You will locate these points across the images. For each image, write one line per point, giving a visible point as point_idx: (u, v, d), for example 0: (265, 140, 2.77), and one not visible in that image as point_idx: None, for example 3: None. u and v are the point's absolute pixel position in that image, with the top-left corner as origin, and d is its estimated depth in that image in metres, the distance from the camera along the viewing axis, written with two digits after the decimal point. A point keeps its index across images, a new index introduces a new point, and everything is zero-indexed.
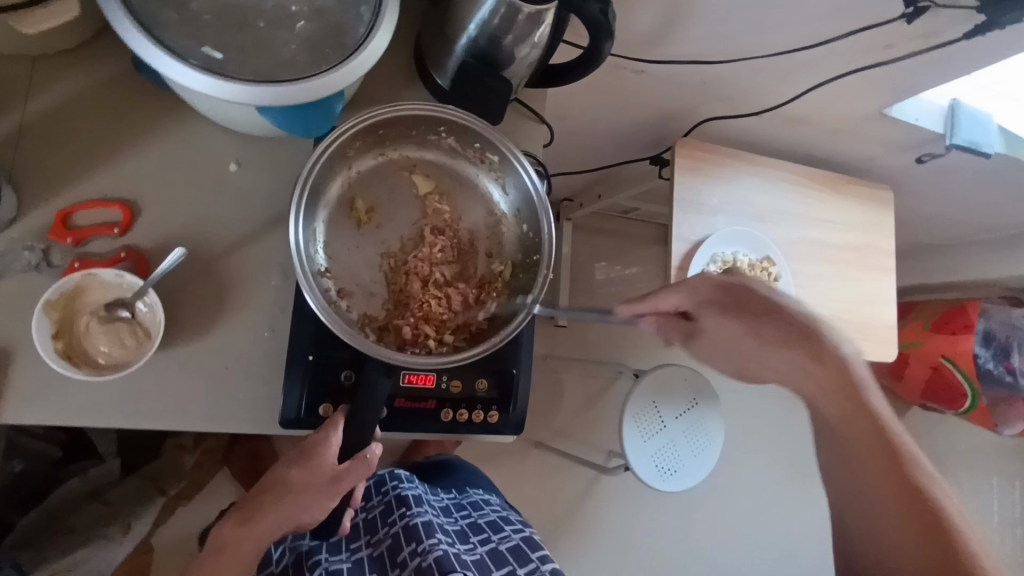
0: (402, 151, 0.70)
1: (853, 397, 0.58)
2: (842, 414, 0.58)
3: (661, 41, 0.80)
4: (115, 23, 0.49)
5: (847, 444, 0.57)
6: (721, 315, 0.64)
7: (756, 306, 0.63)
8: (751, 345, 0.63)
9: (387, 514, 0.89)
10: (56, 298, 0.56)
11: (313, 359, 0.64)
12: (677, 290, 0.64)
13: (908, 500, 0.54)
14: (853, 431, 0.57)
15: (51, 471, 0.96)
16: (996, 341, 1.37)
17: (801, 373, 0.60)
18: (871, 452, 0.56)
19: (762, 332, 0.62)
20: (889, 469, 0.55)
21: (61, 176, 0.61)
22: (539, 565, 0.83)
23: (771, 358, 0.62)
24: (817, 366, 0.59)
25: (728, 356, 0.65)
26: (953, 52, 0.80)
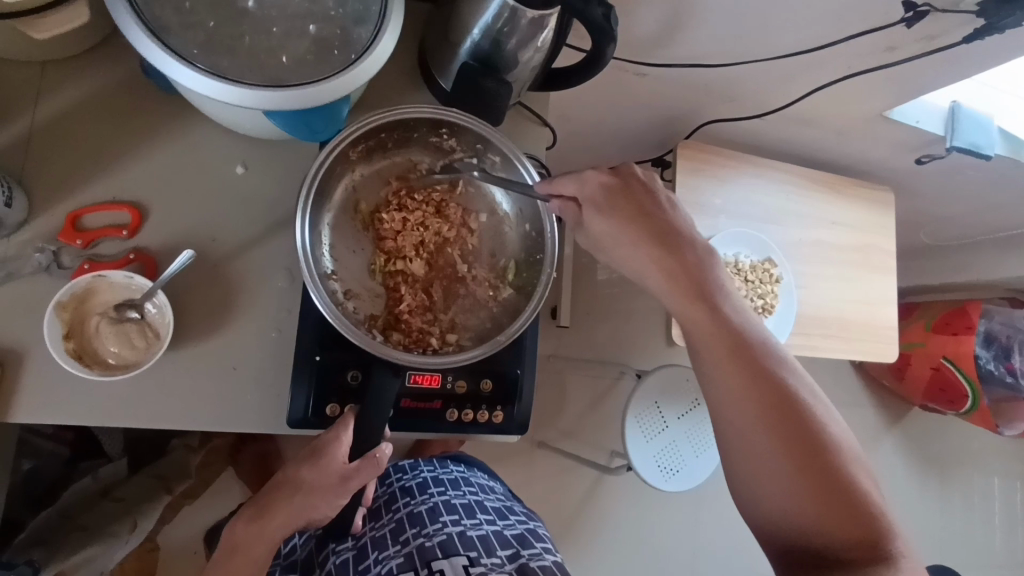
0: (405, 154, 0.71)
1: (712, 301, 0.58)
2: (706, 318, 0.58)
3: (663, 45, 0.80)
4: (125, 30, 0.49)
5: (715, 345, 0.57)
6: (604, 212, 0.60)
7: (638, 202, 0.61)
8: (628, 246, 0.60)
9: (392, 502, 0.88)
10: (67, 300, 0.57)
11: (319, 360, 0.64)
12: (566, 181, 0.61)
13: (772, 398, 0.54)
14: (717, 332, 0.57)
15: (61, 470, 0.99)
16: (997, 342, 1.39)
17: (674, 277, 0.59)
18: (732, 348, 0.57)
19: (639, 231, 0.60)
20: (751, 368, 0.56)
21: (72, 180, 0.62)
22: (544, 552, 0.78)
23: (642, 263, 0.60)
24: (681, 273, 0.59)
25: (611, 255, 0.62)
26: (953, 55, 0.81)
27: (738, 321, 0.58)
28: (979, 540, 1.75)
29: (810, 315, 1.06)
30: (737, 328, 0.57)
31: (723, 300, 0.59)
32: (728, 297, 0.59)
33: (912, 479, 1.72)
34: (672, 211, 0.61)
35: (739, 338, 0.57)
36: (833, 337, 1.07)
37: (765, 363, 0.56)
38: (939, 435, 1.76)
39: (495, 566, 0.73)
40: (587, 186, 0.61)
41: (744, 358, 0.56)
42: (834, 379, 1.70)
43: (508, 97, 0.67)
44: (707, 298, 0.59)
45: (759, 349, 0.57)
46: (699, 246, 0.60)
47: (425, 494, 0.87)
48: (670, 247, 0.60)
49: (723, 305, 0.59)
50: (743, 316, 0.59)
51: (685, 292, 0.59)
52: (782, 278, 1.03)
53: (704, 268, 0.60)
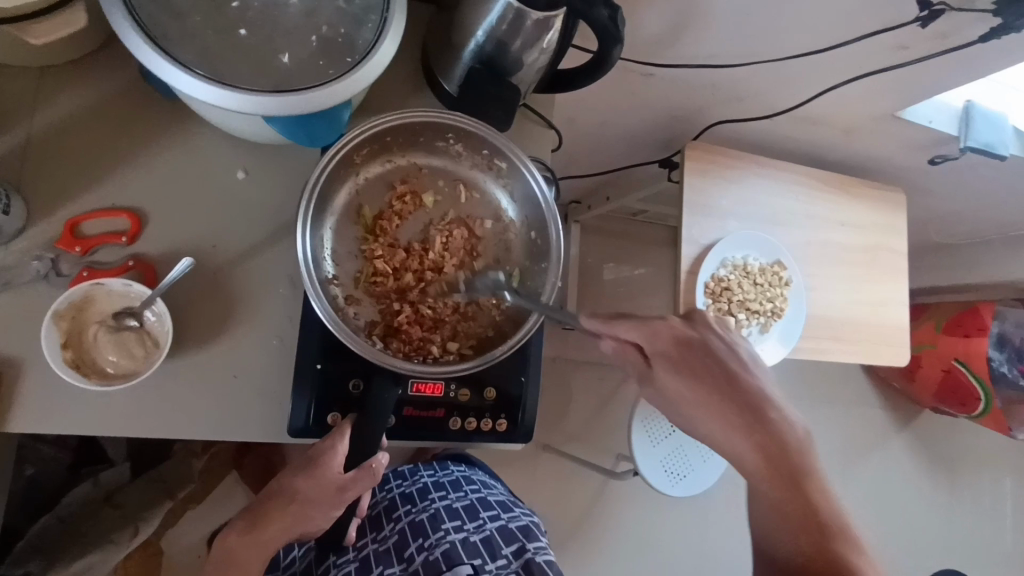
0: (409, 158, 0.70)
1: (799, 480, 0.51)
2: (789, 493, 0.51)
3: (671, 45, 0.79)
4: (123, 36, 0.48)
5: (797, 528, 0.50)
6: (676, 368, 0.56)
7: (714, 367, 0.56)
8: (704, 407, 0.55)
9: (392, 510, 0.86)
10: (65, 308, 0.56)
11: (321, 368, 0.64)
12: (629, 328, 0.57)
13: None
14: (802, 516, 0.50)
15: (62, 476, 0.98)
16: (1010, 344, 1.36)
17: (761, 448, 0.52)
18: (816, 534, 0.49)
19: (720, 397, 0.55)
20: (839, 563, 0.47)
21: (69, 187, 0.61)
22: (547, 546, 0.81)
23: (716, 424, 0.54)
24: (771, 442, 0.52)
25: (685, 417, 0.56)
26: (968, 54, 0.79)
27: (832, 517, 0.50)
28: (991, 544, 1.73)
29: (820, 319, 1.04)
30: (831, 522, 0.49)
31: (820, 486, 0.51)
32: (826, 483, 0.51)
33: (922, 482, 1.70)
34: (756, 377, 0.56)
35: (831, 529, 0.49)
36: (845, 341, 1.05)
37: (857, 559, 0.47)
38: (949, 437, 1.74)
39: (502, 570, 0.78)
40: (658, 339, 0.57)
41: (833, 552, 0.48)
42: (842, 381, 1.68)
43: (513, 102, 0.66)
44: (800, 481, 0.51)
45: (849, 539, 0.48)
46: (792, 421, 0.54)
47: (426, 501, 0.86)
48: (756, 417, 0.53)
49: (819, 495, 0.50)
50: (838, 503, 0.51)
51: (773, 472, 0.51)
52: (792, 280, 1.01)
53: (795, 445, 0.52)
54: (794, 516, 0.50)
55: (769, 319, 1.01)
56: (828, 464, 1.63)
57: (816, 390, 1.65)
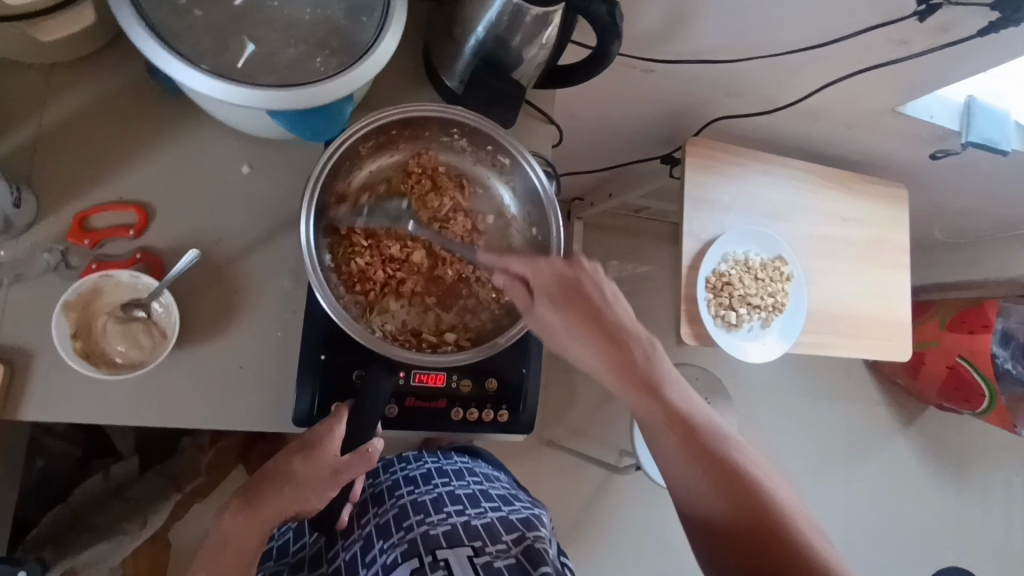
0: (418, 151, 0.71)
1: (660, 392, 0.57)
2: (656, 409, 0.56)
3: (671, 40, 0.79)
4: (131, 32, 0.49)
5: (666, 432, 0.56)
6: (553, 301, 0.59)
7: (584, 297, 0.59)
8: (574, 337, 0.58)
9: (395, 489, 0.88)
10: (74, 300, 0.58)
11: (325, 358, 0.65)
12: (518, 262, 0.61)
13: (729, 479, 0.53)
14: (675, 431, 0.55)
15: (74, 467, 1.01)
16: (1015, 341, 1.34)
17: (619, 367, 0.57)
18: (688, 440, 0.55)
19: (588, 325, 0.58)
20: (715, 462, 0.54)
21: (79, 181, 0.63)
22: (548, 540, 0.78)
23: (590, 359, 0.58)
24: (627, 364, 0.57)
25: (560, 350, 0.59)
26: (968, 47, 0.79)
27: (686, 406, 0.57)
28: (998, 542, 1.72)
29: (822, 312, 1.04)
30: (686, 413, 0.56)
31: (672, 388, 0.57)
32: (676, 384, 0.57)
33: (928, 478, 1.70)
34: (614, 305, 0.59)
35: (699, 431, 0.56)
36: (845, 334, 1.05)
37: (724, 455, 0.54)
38: (955, 434, 1.74)
39: (501, 553, 0.72)
40: (541, 273, 0.61)
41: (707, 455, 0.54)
42: (847, 377, 1.68)
43: (517, 98, 0.67)
44: (657, 390, 0.57)
45: (712, 434, 0.56)
46: (640, 335, 0.59)
47: (429, 484, 0.88)
48: (618, 342, 0.58)
49: (671, 395, 0.57)
50: (695, 404, 0.57)
51: (637, 388, 0.57)
52: (794, 275, 1.02)
53: (647, 358, 0.58)
54: (655, 419, 0.56)
55: (770, 314, 1.02)
56: (834, 460, 1.63)
57: (821, 386, 1.65)
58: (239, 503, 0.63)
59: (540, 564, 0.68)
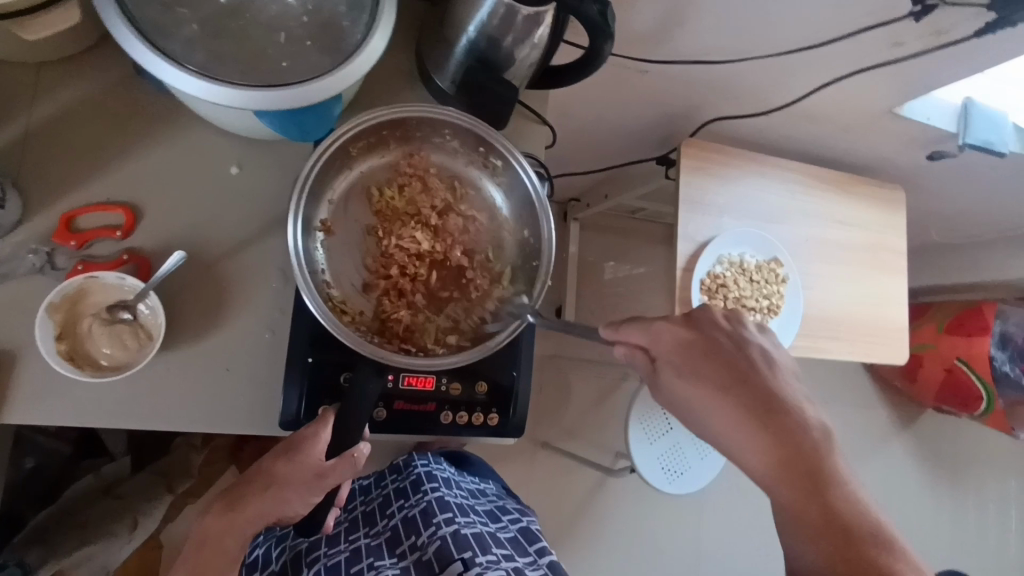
0: (409, 151, 0.71)
1: (828, 500, 0.45)
2: (815, 516, 0.45)
3: (665, 41, 0.79)
4: (115, 32, 0.49)
5: (817, 541, 0.44)
6: (679, 370, 0.52)
7: (729, 367, 0.52)
8: (712, 413, 0.50)
9: (387, 507, 0.90)
10: (59, 301, 0.57)
11: (312, 361, 0.64)
12: (633, 329, 0.55)
13: None
14: (832, 539, 0.44)
15: (65, 467, 0.99)
16: (1013, 343, 1.36)
17: (773, 457, 0.47)
18: (858, 563, 0.42)
19: (731, 402, 0.50)
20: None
21: (63, 181, 0.62)
22: (539, 556, 0.80)
23: (737, 442, 0.49)
24: (789, 453, 0.47)
25: (694, 426, 0.52)
26: (964, 49, 0.78)
27: (867, 526, 0.44)
28: (993, 544, 1.72)
29: (816, 315, 1.04)
30: (860, 528, 0.44)
31: (848, 497, 0.46)
32: (856, 493, 0.46)
33: (924, 483, 1.69)
34: (779, 385, 0.51)
35: (874, 544, 0.43)
36: (843, 339, 1.05)
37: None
38: (952, 438, 1.73)
39: (491, 563, 0.73)
40: (661, 337, 0.54)
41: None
42: (843, 379, 1.67)
43: (510, 98, 0.67)
44: (827, 492, 0.46)
45: (902, 569, 0.42)
46: (811, 422, 0.49)
47: (419, 493, 0.86)
48: (778, 427, 0.48)
49: (841, 502, 0.45)
50: (874, 518, 0.45)
51: (795, 483, 0.46)
52: (789, 277, 1.01)
53: (816, 453, 0.47)
54: (811, 524, 0.45)
55: (765, 316, 1.00)
56: None
57: (817, 389, 1.64)
58: (223, 505, 0.63)
59: None
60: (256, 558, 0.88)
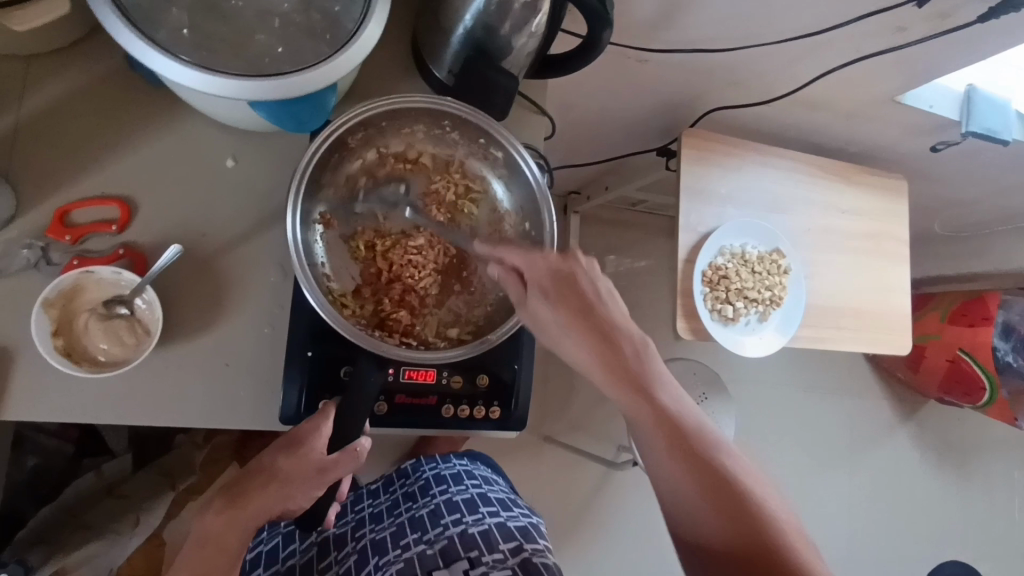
0: (406, 142, 0.69)
1: (653, 395, 0.52)
2: (652, 413, 0.52)
3: (664, 29, 0.78)
4: (105, 21, 0.48)
5: (655, 432, 0.52)
6: (546, 294, 0.54)
7: (576, 293, 0.54)
8: (566, 335, 0.53)
9: (393, 508, 0.89)
10: (54, 296, 0.57)
11: (311, 354, 0.63)
12: (514, 252, 0.56)
13: (724, 491, 0.50)
14: (665, 429, 0.51)
15: (68, 465, 1.00)
16: (1016, 333, 1.34)
17: (611, 367, 0.52)
18: (678, 444, 0.51)
19: (581, 322, 0.53)
20: (705, 470, 0.51)
21: (57, 177, 0.61)
22: (546, 547, 0.78)
23: (582, 357, 0.53)
24: (621, 364, 0.52)
25: (550, 344, 0.55)
26: (968, 34, 0.77)
27: (678, 409, 0.53)
28: (1000, 535, 1.71)
29: (821, 305, 1.03)
30: (680, 417, 0.52)
31: (664, 389, 0.53)
32: (669, 385, 0.53)
33: (929, 474, 1.69)
34: (609, 298, 0.55)
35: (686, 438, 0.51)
36: (846, 328, 1.04)
37: (710, 451, 0.52)
38: (957, 429, 1.72)
39: (497, 563, 0.73)
40: (535, 264, 0.55)
41: (692, 454, 0.51)
42: (846, 370, 1.67)
43: (511, 89, 0.64)
44: (652, 392, 0.52)
45: (706, 441, 0.52)
46: (633, 333, 0.54)
47: (427, 496, 0.89)
48: (621, 345, 0.53)
49: (661, 396, 0.52)
50: (687, 406, 0.53)
51: (629, 390, 0.52)
52: (792, 268, 1.00)
53: (643, 361, 0.53)
54: (651, 423, 0.52)
55: (768, 307, 1.00)
56: (833, 455, 1.62)
57: (820, 380, 1.64)
58: (221, 503, 0.62)
59: None
60: (259, 553, 0.87)
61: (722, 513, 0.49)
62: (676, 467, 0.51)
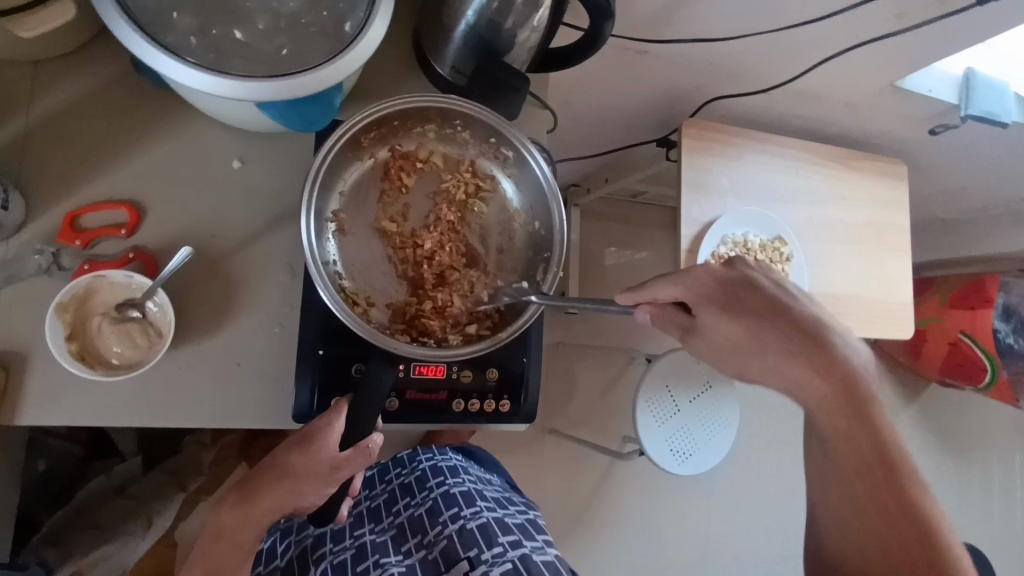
0: (418, 143, 0.70)
1: (870, 416, 0.51)
2: (862, 435, 0.51)
3: (664, 22, 0.78)
4: (109, 23, 0.47)
5: (852, 451, 0.52)
6: (726, 313, 0.52)
7: (768, 308, 0.52)
8: (766, 349, 0.51)
9: (392, 505, 0.92)
10: (68, 301, 0.57)
11: (322, 353, 0.64)
12: (669, 286, 0.53)
13: (906, 521, 0.50)
14: (862, 451, 0.51)
15: (77, 468, 1.01)
16: (1016, 315, 1.33)
17: (824, 385, 0.50)
18: (874, 467, 0.51)
19: (782, 338, 0.51)
20: (898, 498, 0.51)
21: (65, 182, 0.62)
22: (545, 545, 0.79)
23: (785, 371, 0.51)
24: (842, 380, 0.50)
25: (733, 362, 0.53)
26: (967, 19, 0.77)
27: (892, 432, 0.51)
28: (1001, 517, 1.73)
29: (822, 294, 1.04)
30: (888, 441, 0.51)
31: (881, 410, 0.51)
32: (886, 406, 0.52)
33: (931, 459, 1.70)
34: (820, 311, 0.52)
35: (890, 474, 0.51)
36: (848, 316, 1.05)
37: (899, 475, 0.51)
38: (958, 414, 1.74)
39: (496, 558, 0.73)
40: (697, 287, 0.53)
41: (883, 479, 0.51)
42: None
43: (522, 90, 0.64)
44: (865, 410, 0.51)
45: (907, 470, 0.51)
46: (855, 348, 0.51)
47: (424, 490, 0.89)
48: (829, 358, 0.50)
49: (879, 416, 0.51)
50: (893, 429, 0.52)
51: (841, 406, 0.51)
52: (793, 256, 1.01)
53: (863, 378, 0.51)
54: (851, 443, 0.51)
55: None
56: None
57: None
58: (237, 497, 0.63)
59: None
60: (262, 550, 0.88)
61: (900, 539, 0.50)
62: (862, 489, 0.52)
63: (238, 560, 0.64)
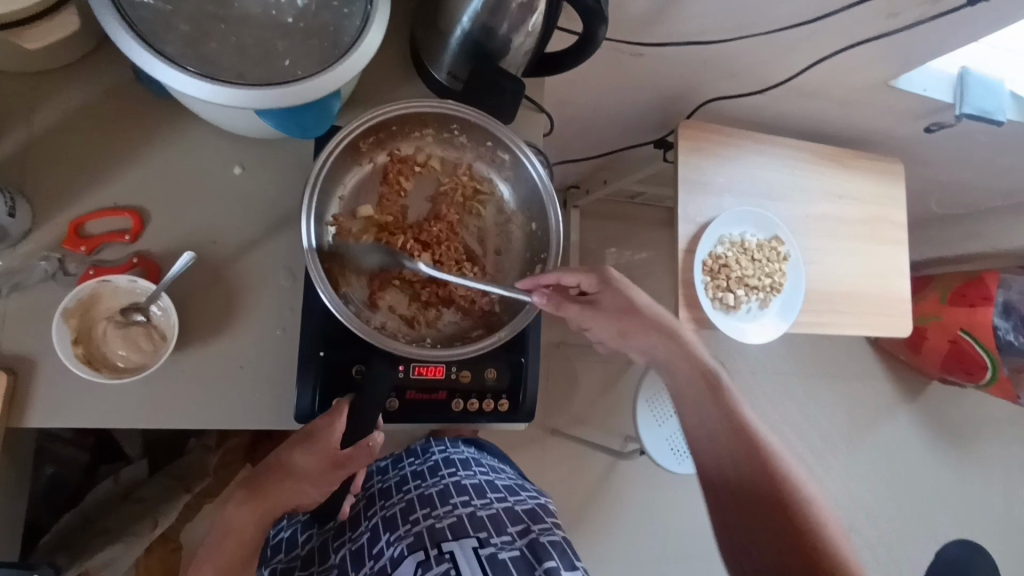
0: (415, 146, 0.71)
1: (695, 357, 0.65)
2: (689, 370, 0.64)
3: (658, 24, 0.79)
4: (114, 35, 0.49)
5: (693, 383, 0.63)
6: (611, 292, 0.66)
7: (627, 290, 0.66)
8: (627, 320, 0.66)
9: (403, 484, 0.90)
10: (74, 306, 0.58)
11: (323, 355, 0.65)
12: (574, 271, 0.66)
13: (738, 439, 0.59)
14: (695, 386, 0.63)
15: (83, 476, 1.02)
16: (1016, 312, 1.34)
17: (663, 338, 0.66)
18: (710, 396, 0.62)
19: (643, 313, 0.66)
20: (733, 420, 0.60)
21: (70, 189, 0.63)
22: (553, 528, 0.79)
23: (646, 339, 0.66)
24: (676, 333, 0.66)
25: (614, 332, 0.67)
26: (960, 17, 0.78)
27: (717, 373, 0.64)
28: (1002, 511, 1.73)
29: (820, 290, 1.05)
30: (714, 377, 0.63)
31: (701, 356, 0.65)
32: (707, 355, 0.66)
33: (933, 454, 1.70)
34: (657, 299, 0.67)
35: (755, 454, 0.58)
36: (845, 312, 1.05)
37: (727, 405, 0.61)
38: (957, 409, 1.74)
39: (505, 544, 0.74)
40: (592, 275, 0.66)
41: (715, 406, 0.61)
42: (848, 354, 1.68)
43: (517, 93, 0.64)
44: (691, 353, 0.65)
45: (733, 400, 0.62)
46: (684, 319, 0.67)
47: (436, 476, 0.90)
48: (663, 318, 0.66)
49: (699, 357, 0.65)
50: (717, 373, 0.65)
51: (673, 352, 0.65)
52: (790, 254, 1.01)
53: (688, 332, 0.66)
54: (686, 374, 0.64)
55: (768, 294, 1.01)
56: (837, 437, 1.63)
57: (822, 364, 1.65)
58: (242, 494, 0.65)
59: (543, 559, 0.70)
60: (281, 539, 0.89)
61: (735, 453, 0.58)
62: (704, 414, 0.61)
63: (243, 558, 0.65)
